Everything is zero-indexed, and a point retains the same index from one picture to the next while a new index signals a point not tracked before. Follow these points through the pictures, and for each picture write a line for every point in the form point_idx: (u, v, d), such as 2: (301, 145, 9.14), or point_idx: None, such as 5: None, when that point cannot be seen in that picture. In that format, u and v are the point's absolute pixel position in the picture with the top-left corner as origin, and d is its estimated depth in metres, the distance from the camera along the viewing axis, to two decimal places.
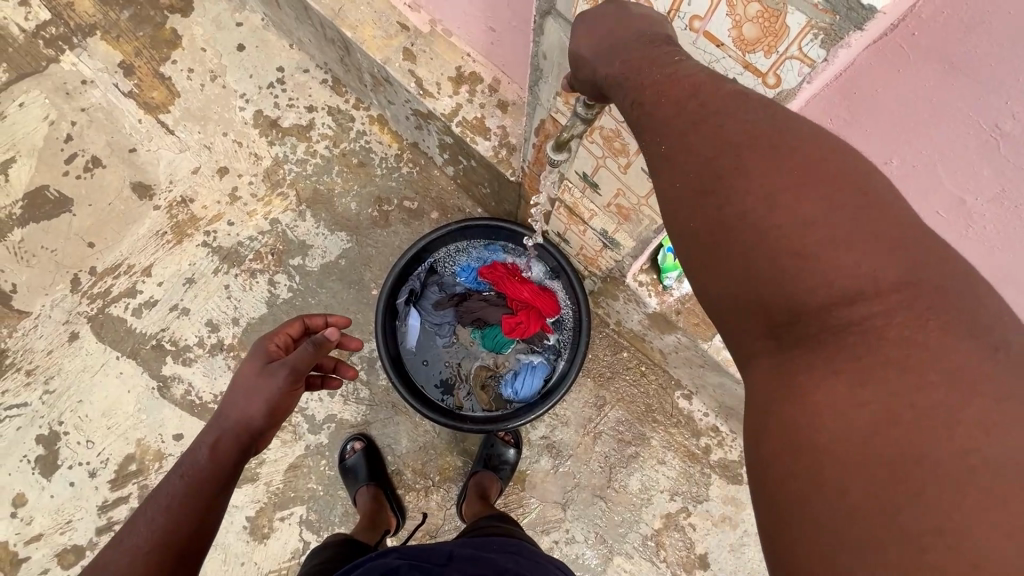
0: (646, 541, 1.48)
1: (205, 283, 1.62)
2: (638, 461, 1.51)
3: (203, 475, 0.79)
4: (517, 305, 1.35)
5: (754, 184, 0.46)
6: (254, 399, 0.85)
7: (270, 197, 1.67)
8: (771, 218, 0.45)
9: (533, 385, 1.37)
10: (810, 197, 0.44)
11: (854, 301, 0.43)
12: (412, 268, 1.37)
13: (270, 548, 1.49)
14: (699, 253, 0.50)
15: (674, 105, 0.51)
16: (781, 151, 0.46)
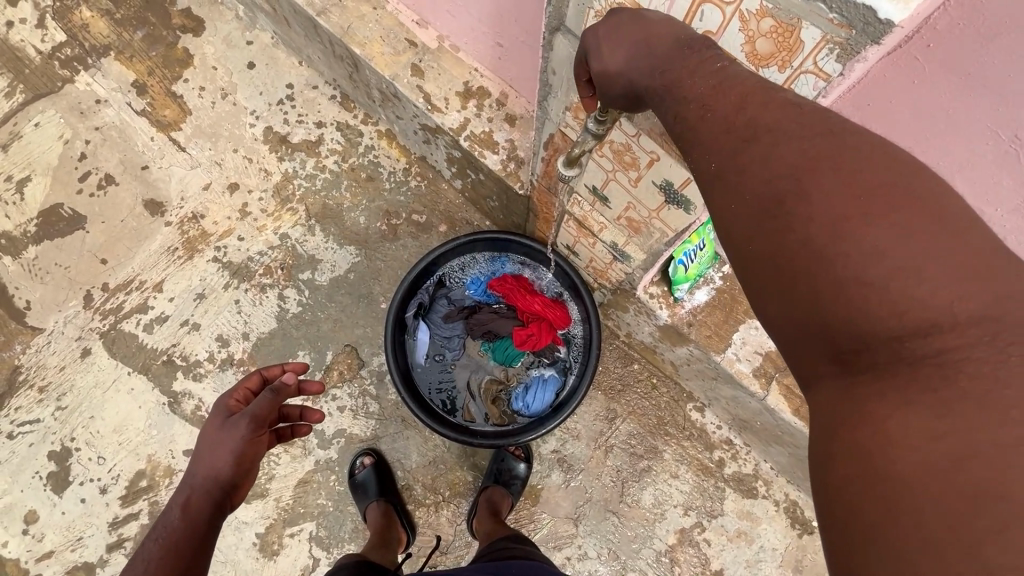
0: (660, 557, 1.46)
1: (216, 299, 1.63)
2: (651, 475, 1.49)
3: (175, 537, 0.78)
4: (528, 318, 1.33)
5: (815, 211, 0.45)
6: (217, 455, 0.84)
7: (280, 212, 1.68)
8: (836, 246, 0.43)
9: (545, 399, 1.35)
10: (878, 224, 0.42)
11: (928, 332, 0.41)
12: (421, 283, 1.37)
13: (279, 565, 1.47)
14: (759, 278, 0.50)
15: (724, 122, 0.51)
16: (848, 177, 0.44)
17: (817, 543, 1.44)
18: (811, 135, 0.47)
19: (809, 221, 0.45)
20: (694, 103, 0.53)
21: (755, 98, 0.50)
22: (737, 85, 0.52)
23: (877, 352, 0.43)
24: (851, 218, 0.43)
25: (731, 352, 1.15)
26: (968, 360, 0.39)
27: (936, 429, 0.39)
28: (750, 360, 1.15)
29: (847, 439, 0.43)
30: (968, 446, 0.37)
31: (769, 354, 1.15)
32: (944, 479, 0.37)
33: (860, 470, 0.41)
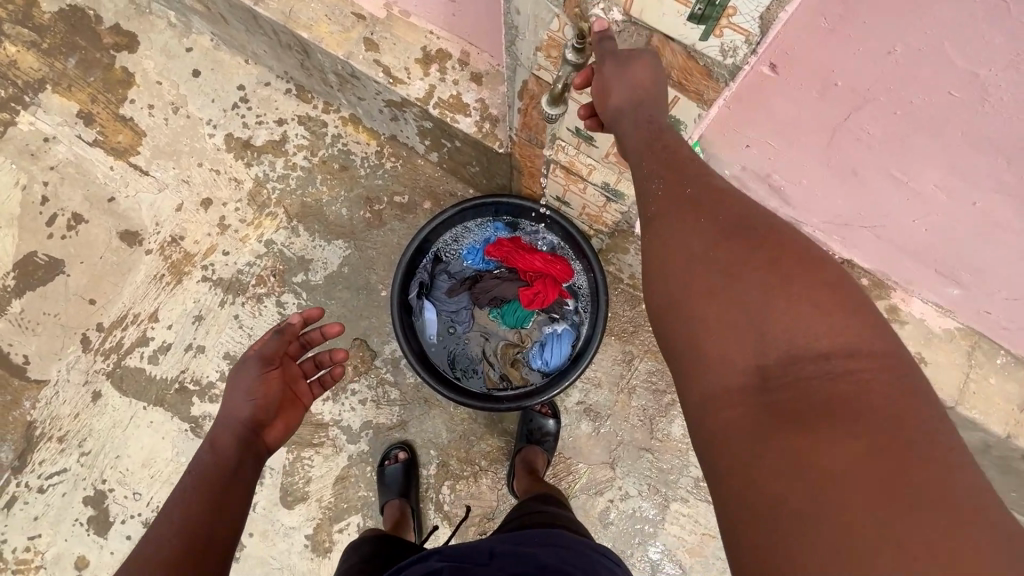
0: (699, 483, 1.49)
1: (214, 318, 1.61)
2: (677, 407, 1.51)
3: (208, 469, 0.90)
4: (531, 276, 1.32)
5: (734, 256, 0.56)
6: (238, 396, 1.00)
7: (260, 219, 1.64)
8: (748, 284, 0.54)
9: (562, 353, 1.36)
10: (781, 276, 0.53)
11: (820, 368, 0.48)
12: (418, 263, 1.35)
13: (335, 560, 1.50)
14: (684, 308, 0.58)
15: (671, 184, 0.65)
16: (763, 240, 0.56)
17: None
18: (739, 213, 0.60)
19: (728, 264, 0.56)
20: (654, 170, 0.68)
21: (698, 177, 0.65)
22: (678, 167, 0.66)
23: (788, 369, 0.49)
24: (762, 268, 0.54)
25: None
26: (847, 388, 0.46)
27: (820, 433, 0.44)
28: None
29: (749, 442, 0.48)
30: (853, 452, 0.42)
31: None
32: (836, 482, 0.41)
33: (758, 463, 0.46)
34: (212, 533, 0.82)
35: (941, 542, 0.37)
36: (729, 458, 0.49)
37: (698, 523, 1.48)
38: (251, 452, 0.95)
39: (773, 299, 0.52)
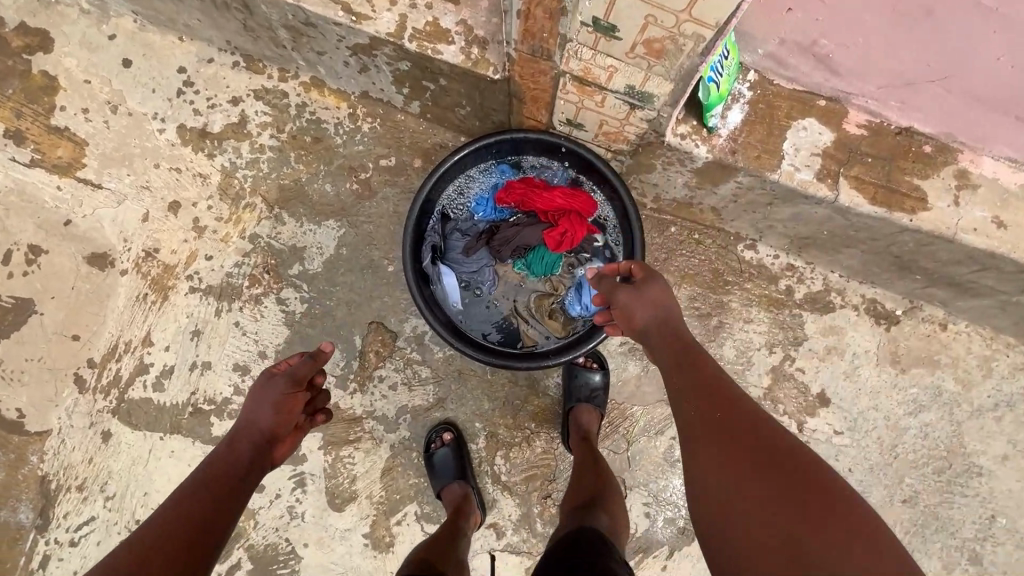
0: (761, 402, 1.41)
1: (214, 329, 1.46)
2: (725, 329, 1.42)
3: (222, 471, 0.96)
4: (554, 216, 1.19)
5: (746, 459, 0.72)
6: (262, 409, 1.04)
7: (237, 213, 1.47)
8: (758, 482, 0.69)
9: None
10: (783, 481, 0.68)
11: (825, 550, 0.61)
12: (425, 225, 1.24)
13: (399, 553, 1.42)
14: (714, 507, 0.72)
15: (693, 408, 0.82)
16: (764, 444, 0.73)
17: (907, 330, 1.39)
18: (749, 420, 0.77)
19: (743, 465, 0.72)
20: (682, 413, 0.83)
21: (717, 389, 0.82)
22: (702, 385, 0.83)
23: (801, 551, 0.62)
24: (771, 472, 0.70)
25: (786, 164, 1.03)
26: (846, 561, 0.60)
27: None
28: (809, 166, 1.03)
29: None
30: None
31: (826, 152, 1.02)
32: None
33: None
34: (206, 544, 0.85)
35: None
36: None
37: None
38: (254, 468, 0.99)
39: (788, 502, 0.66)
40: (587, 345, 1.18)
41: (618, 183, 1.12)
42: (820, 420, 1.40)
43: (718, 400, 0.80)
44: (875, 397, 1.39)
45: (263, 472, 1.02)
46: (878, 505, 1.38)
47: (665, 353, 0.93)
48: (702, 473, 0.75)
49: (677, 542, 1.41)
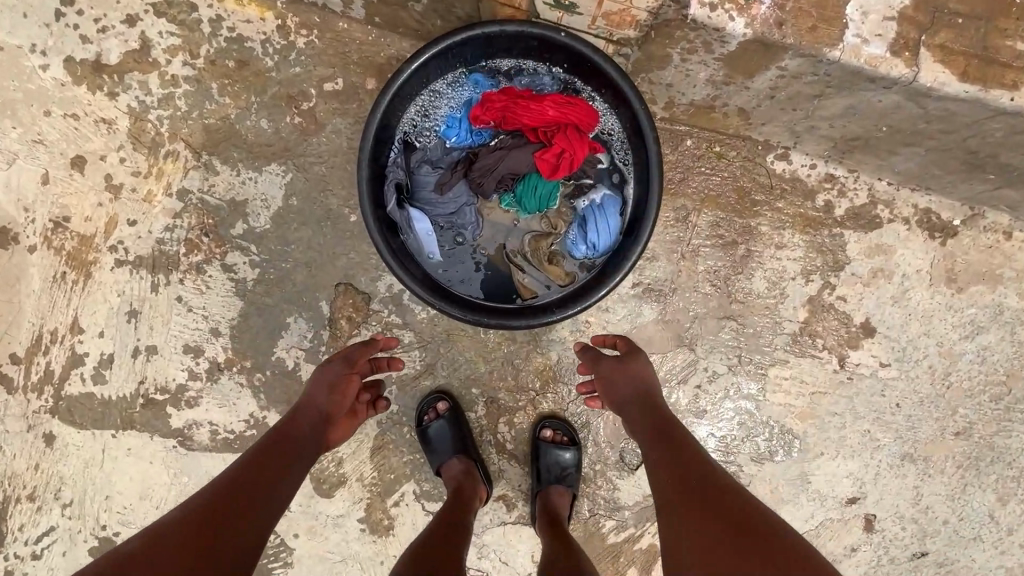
0: (797, 338, 1.23)
1: (152, 308, 1.23)
2: (754, 258, 1.21)
3: (275, 450, 0.91)
4: (546, 133, 0.97)
5: (712, 511, 0.76)
6: (319, 390, 1.02)
7: (158, 165, 1.20)
8: (723, 527, 0.73)
9: (612, 228, 1.04)
10: (745, 527, 0.73)
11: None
12: (385, 160, 1.00)
13: (400, 536, 1.28)
14: (677, 547, 0.74)
15: (666, 456, 0.87)
16: (732, 501, 0.78)
17: (965, 242, 1.19)
18: (715, 478, 0.82)
19: (707, 513, 0.76)
20: (656, 463, 0.87)
21: (690, 453, 0.87)
22: (677, 442, 0.89)
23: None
24: (734, 520, 0.74)
25: (851, 36, 0.86)
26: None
27: None
28: None
29: None
30: None
31: None
32: None
33: None
34: (251, 515, 0.80)
35: None
36: None
37: (805, 383, 1.23)
38: (309, 448, 0.95)
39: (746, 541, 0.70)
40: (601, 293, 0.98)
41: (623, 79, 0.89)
42: (864, 353, 1.23)
43: (684, 452, 0.87)
44: (927, 321, 1.22)
45: (315, 456, 0.97)
46: (928, 439, 1.24)
47: (646, 427, 0.94)
48: (671, 524, 0.78)
49: None
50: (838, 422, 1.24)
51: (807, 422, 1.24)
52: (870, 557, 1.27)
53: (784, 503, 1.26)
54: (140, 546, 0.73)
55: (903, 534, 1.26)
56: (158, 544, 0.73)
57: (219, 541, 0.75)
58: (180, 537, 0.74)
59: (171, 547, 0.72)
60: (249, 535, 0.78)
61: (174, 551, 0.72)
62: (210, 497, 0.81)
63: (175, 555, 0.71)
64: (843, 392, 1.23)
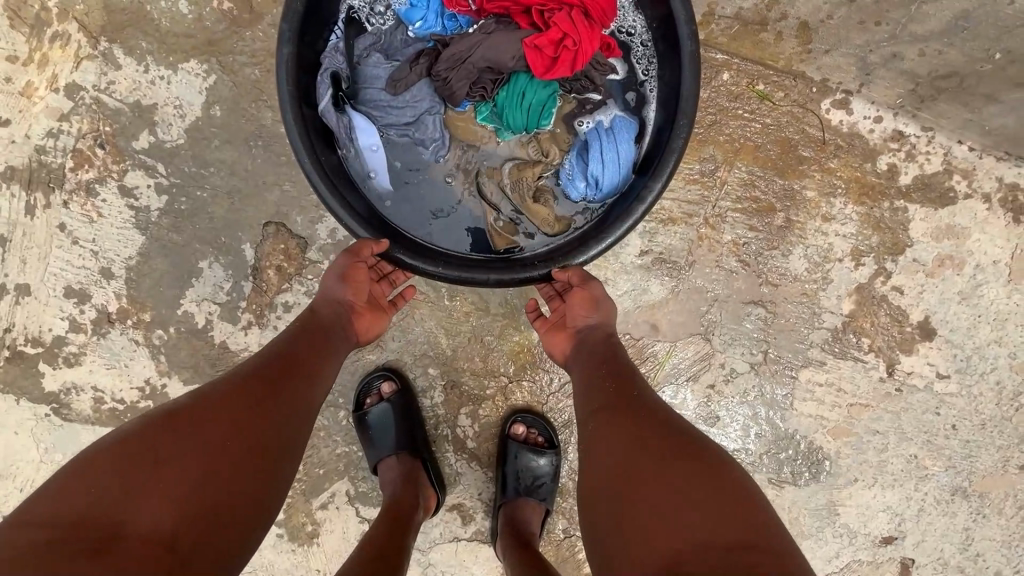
0: (839, 335, 0.98)
1: (27, 236, 0.96)
2: (795, 231, 0.96)
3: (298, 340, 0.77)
4: (546, 19, 0.80)
5: (632, 422, 0.70)
6: (330, 284, 0.83)
7: (42, 50, 0.92)
8: (639, 436, 0.68)
9: (621, 157, 0.84)
10: (658, 434, 0.68)
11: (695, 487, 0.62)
12: (322, 44, 0.83)
13: (326, 547, 1.02)
14: (604, 465, 0.68)
15: (596, 375, 0.79)
16: (648, 411, 0.72)
17: None
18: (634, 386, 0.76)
19: (627, 425, 0.70)
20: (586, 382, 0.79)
21: (613, 365, 0.80)
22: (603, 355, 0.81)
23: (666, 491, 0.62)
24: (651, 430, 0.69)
25: None
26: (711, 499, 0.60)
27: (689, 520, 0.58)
28: None
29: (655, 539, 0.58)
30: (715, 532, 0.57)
31: None
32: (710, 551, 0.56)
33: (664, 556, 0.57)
34: (292, 401, 0.70)
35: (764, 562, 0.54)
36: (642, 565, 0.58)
37: (843, 393, 0.99)
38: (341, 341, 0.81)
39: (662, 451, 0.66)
40: (605, 240, 0.79)
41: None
42: (918, 360, 0.99)
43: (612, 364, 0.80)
44: (999, 326, 0.98)
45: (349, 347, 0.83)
46: (986, 472, 1.01)
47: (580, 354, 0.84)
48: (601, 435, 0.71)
49: None
50: (879, 443, 1.00)
51: (841, 441, 1.00)
52: None
53: (805, 539, 1.02)
54: (162, 433, 0.60)
55: None
56: (186, 441, 0.60)
57: (258, 459, 0.63)
58: (213, 441, 0.61)
59: (193, 451, 0.59)
60: (287, 457, 0.67)
61: (206, 463, 0.59)
62: (239, 391, 0.67)
63: (205, 466, 0.59)
64: (889, 406, 1.00)
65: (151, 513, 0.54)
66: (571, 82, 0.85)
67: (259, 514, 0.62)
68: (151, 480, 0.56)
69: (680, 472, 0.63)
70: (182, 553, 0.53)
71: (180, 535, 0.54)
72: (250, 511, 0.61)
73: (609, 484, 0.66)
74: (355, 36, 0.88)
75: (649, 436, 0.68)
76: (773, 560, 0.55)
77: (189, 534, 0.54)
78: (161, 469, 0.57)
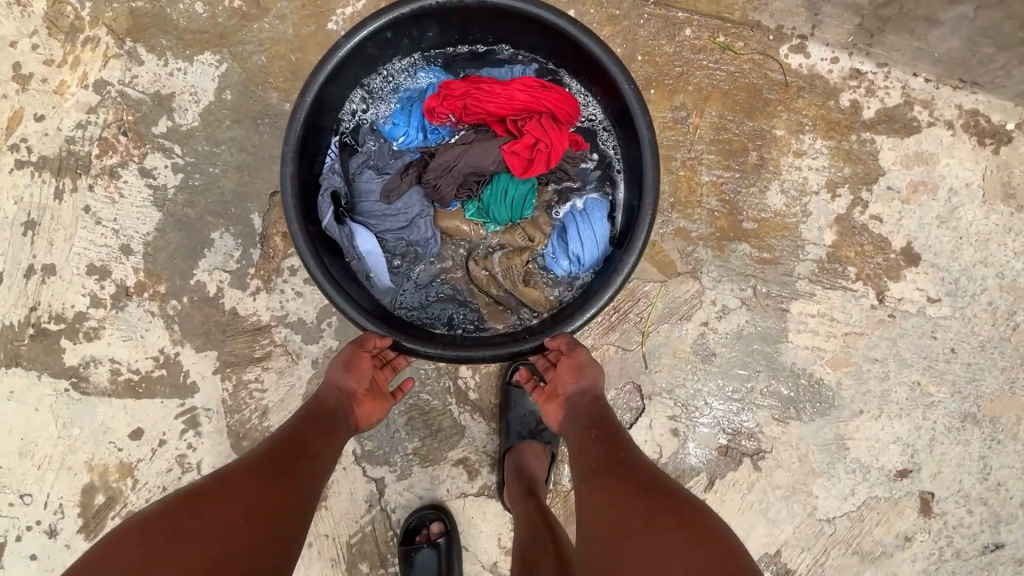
0: (825, 266, 1.01)
1: (55, 219, 1.04)
2: (769, 168, 1.01)
3: (301, 427, 0.81)
4: (518, 125, 0.90)
5: (614, 477, 0.74)
6: (334, 373, 0.88)
7: (74, 53, 1.04)
8: (620, 491, 0.72)
9: (597, 235, 0.94)
10: (639, 487, 0.72)
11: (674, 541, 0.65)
12: (319, 167, 0.94)
13: (334, 511, 1.02)
14: (590, 520, 0.72)
15: (581, 432, 0.83)
16: (630, 463, 0.76)
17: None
18: (615, 438, 0.81)
19: (609, 481, 0.74)
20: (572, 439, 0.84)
21: (597, 418, 0.84)
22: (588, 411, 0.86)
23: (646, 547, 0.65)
24: (633, 484, 0.73)
25: None
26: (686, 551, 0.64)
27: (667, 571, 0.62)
28: None
29: None
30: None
31: None
32: None
33: None
34: (297, 488, 0.73)
35: None
36: None
37: (836, 323, 1.01)
38: (342, 428, 0.84)
39: (644, 505, 0.70)
40: (588, 311, 0.82)
41: (604, 51, 0.83)
42: (907, 286, 1.01)
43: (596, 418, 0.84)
44: (982, 247, 1.00)
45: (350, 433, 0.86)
46: (994, 395, 1.00)
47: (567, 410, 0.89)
48: (587, 493, 0.75)
49: (718, 468, 1.01)
50: (880, 371, 1.00)
51: (841, 372, 1.01)
52: (930, 550, 1.00)
53: (817, 477, 1.00)
54: (182, 516, 0.65)
55: (969, 519, 1.00)
56: (202, 521, 0.64)
57: (268, 538, 0.66)
58: (226, 520, 0.64)
59: (201, 533, 0.63)
60: (293, 535, 0.69)
61: (220, 542, 0.62)
62: (251, 470, 0.72)
63: (220, 544, 0.62)
64: (884, 333, 1.01)
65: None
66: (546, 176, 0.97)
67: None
68: (170, 554, 0.60)
69: (664, 528, 0.66)
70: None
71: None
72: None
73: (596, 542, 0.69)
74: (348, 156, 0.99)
75: (631, 489, 0.72)
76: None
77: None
78: (179, 547, 0.61)
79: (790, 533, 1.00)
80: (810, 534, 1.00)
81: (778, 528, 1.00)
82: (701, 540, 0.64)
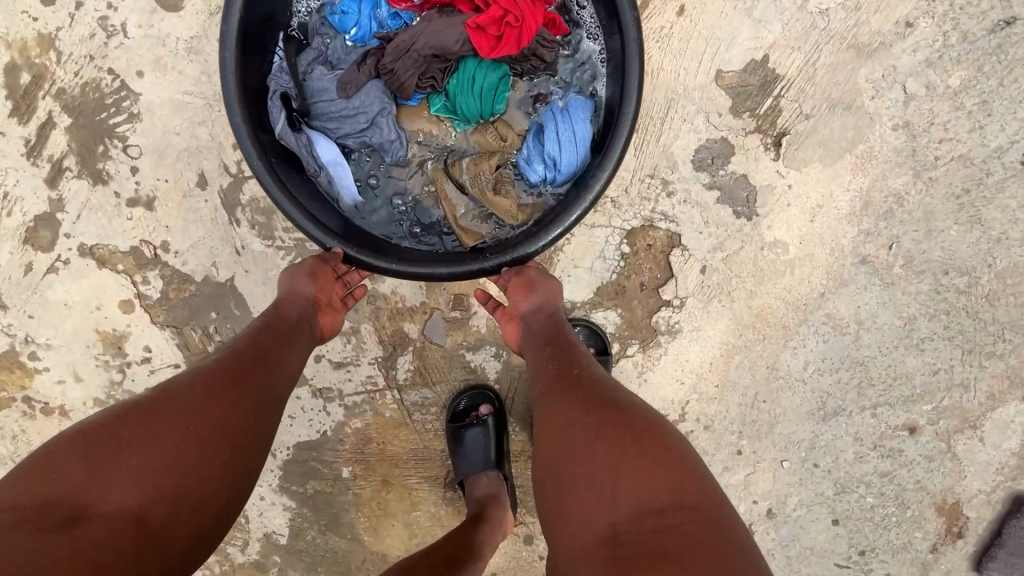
0: None
1: None
2: None
3: (257, 334, 0.73)
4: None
5: (567, 392, 0.70)
6: (296, 283, 0.81)
7: None
8: (575, 409, 0.68)
9: (577, 135, 0.81)
10: (591, 400, 0.68)
11: (632, 454, 0.62)
12: (266, 66, 0.81)
13: None
14: (545, 443, 0.69)
15: (537, 350, 0.79)
16: (582, 373, 0.72)
17: None
18: (569, 350, 0.76)
19: (561, 399, 0.70)
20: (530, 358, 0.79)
21: (553, 333, 0.79)
22: (543, 328, 0.80)
23: (603, 464, 0.62)
24: (587, 398, 0.68)
25: None
26: (642, 459, 0.61)
27: (628, 486, 0.59)
28: None
29: (595, 524, 0.59)
30: (652, 501, 0.58)
31: None
32: (647, 517, 0.57)
33: (605, 539, 0.58)
34: (251, 400, 0.65)
35: (697, 518, 0.57)
36: (586, 546, 0.59)
37: None
38: (306, 338, 0.77)
39: (596, 416, 0.66)
40: (559, 223, 0.75)
41: None
42: None
43: (552, 332, 0.79)
44: None
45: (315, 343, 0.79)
46: None
47: (524, 328, 0.83)
48: (546, 409, 0.71)
49: None
50: None
51: None
52: (932, 36, 0.90)
53: None
54: (123, 422, 0.60)
55: None
56: (142, 428, 0.59)
57: (220, 460, 0.60)
58: (178, 431, 0.60)
59: (140, 455, 0.57)
60: (252, 453, 0.64)
61: (168, 451, 0.58)
62: (199, 382, 0.64)
63: (162, 466, 0.57)
64: None
65: (116, 495, 0.55)
66: (519, 63, 0.83)
67: (222, 509, 0.60)
68: (110, 468, 0.56)
69: (622, 442, 0.63)
70: (146, 537, 0.54)
71: (145, 515, 0.55)
72: (211, 503, 0.59)
73: (553, 463, 0.66)
74: (296, 53, 0.86)
75: (587, 403, 0.68)
76: (700, 517, 0.57)
77: (155, 515, 0.55)
78: (120, 463, 0.57)
79: (778, 34, 0.91)
80: (801, 32, 0.91)
81: (766, 29, 0.91)
82: (654, 448, 0.62)
